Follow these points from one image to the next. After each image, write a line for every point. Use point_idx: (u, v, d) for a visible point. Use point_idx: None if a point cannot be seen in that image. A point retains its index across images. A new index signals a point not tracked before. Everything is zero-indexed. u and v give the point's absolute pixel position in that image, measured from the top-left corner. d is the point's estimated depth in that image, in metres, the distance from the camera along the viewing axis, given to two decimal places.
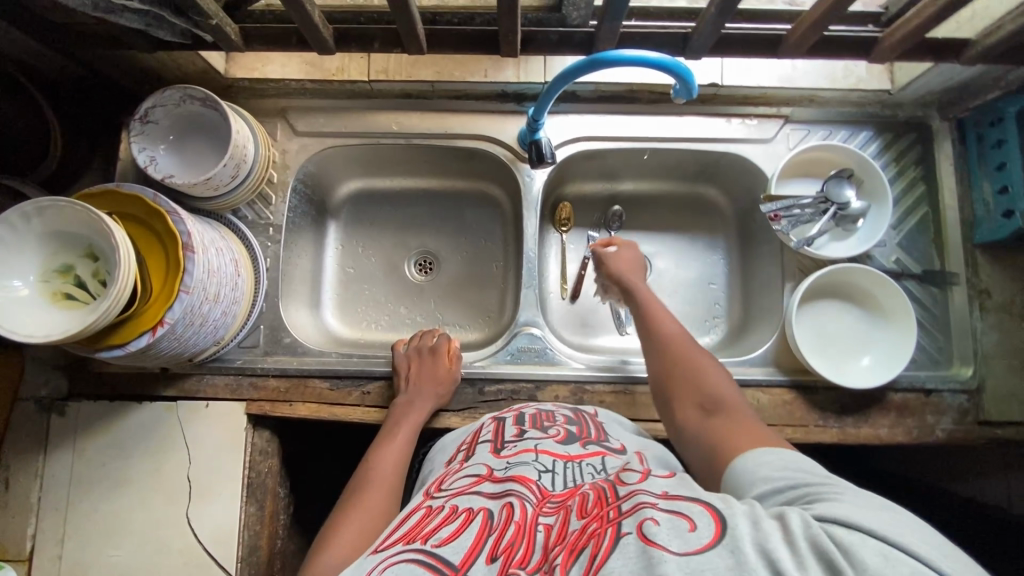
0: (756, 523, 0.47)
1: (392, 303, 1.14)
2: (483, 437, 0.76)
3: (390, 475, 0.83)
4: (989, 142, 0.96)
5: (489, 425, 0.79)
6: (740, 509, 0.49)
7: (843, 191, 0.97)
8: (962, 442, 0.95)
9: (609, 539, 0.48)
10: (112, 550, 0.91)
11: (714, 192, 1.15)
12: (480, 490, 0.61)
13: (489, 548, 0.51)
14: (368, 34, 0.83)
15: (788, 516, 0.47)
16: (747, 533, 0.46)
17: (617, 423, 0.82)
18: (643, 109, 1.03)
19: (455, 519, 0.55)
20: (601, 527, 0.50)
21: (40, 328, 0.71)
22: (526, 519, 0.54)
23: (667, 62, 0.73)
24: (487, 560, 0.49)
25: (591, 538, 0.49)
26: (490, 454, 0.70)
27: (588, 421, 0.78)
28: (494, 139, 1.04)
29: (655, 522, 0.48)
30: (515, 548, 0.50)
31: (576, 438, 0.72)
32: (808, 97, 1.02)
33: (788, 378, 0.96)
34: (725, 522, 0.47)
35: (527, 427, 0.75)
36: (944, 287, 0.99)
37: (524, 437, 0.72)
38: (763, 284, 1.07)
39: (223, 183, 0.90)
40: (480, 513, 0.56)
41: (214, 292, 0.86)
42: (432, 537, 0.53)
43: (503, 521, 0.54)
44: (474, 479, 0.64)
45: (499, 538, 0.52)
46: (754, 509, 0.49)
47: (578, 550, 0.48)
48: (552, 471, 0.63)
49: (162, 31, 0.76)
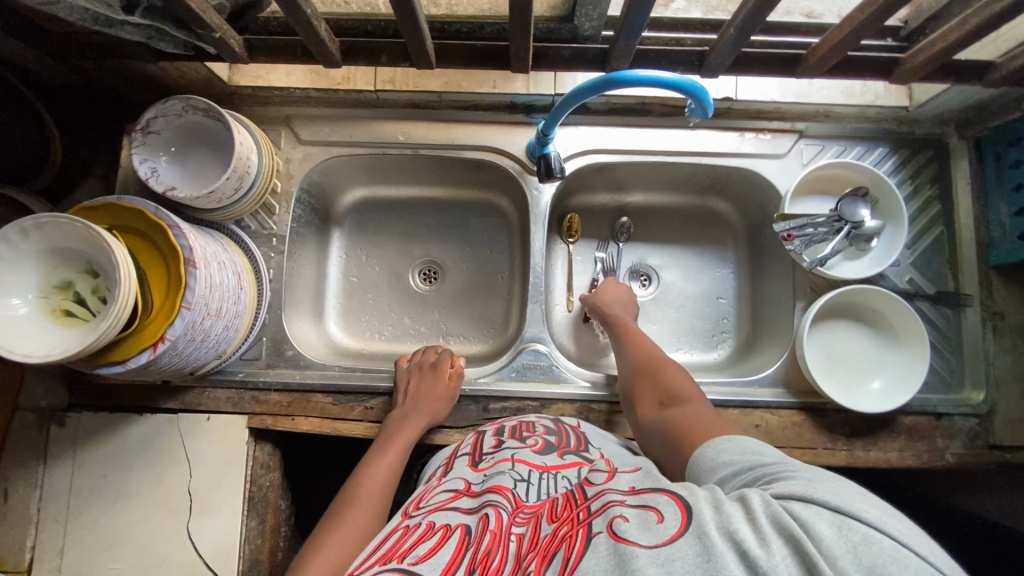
0: (718, 506, 0.48)
1: (396, 314, 1.13)
2: (462, 451, 0.76)
3: (382, 485, 0.83)
4: (1007, 162, 0.95)
5: (470, 440, 0.79)
6: (704, 495, 0.51)
7: (857, 210, 0.95)
8: (972, 467, 0.94)
9: (581, 541, 0.48)
10: (112, 563, 0.91)
11: (724, 205, 1.13)
12: (457, 506, 0.60)
13: (468, 562, 0.50)
14: (376, 48, 0.80)
15: (748, 499, 0.48)
16: (709, 516, 0.47)
17: (601, 436, 0.80)
18: (655, 122, 1.00)
19: (432, 536, 0.55)
20: (573, 529, 0.50)
21: (40, 348, 0.70)
22: (501, 526, 0.54)
23: (682, 82, 0.71)
24: (465, 573, 0.49)
25: (564, 540, 0.49)
26: (469, 468, 0.70)
27: (569, 431, 0.77)
28: (502, 151, 1.02)
29: (625, 519, 0.49)
30: (492, 558, 0.50)
31: (553, 447, 0.71)
32: (824, 112, 1.00)
33: (798, 400, 0.94)
34: (691, 512, 0.48)
35: (506, 437, 0.75)
36: (957, 309, 0.97)
37: (501, 449, 0.71)
38: (773, 301, 1.05)
39: (226, 196, 0.88)
40: (457, 530, 0.55)
41: (216, 307, 0.84)
42: (409, 555, 0.52)
43: (479, 533, 0.54)
44: (451, 495, 0.63)
45: (475, 552, 0.51)
46: (714, 492, 0.51)
47: (551, 554, 0.48)
48: (528, 480, 0.62)
49: (163, 44, 0.74)
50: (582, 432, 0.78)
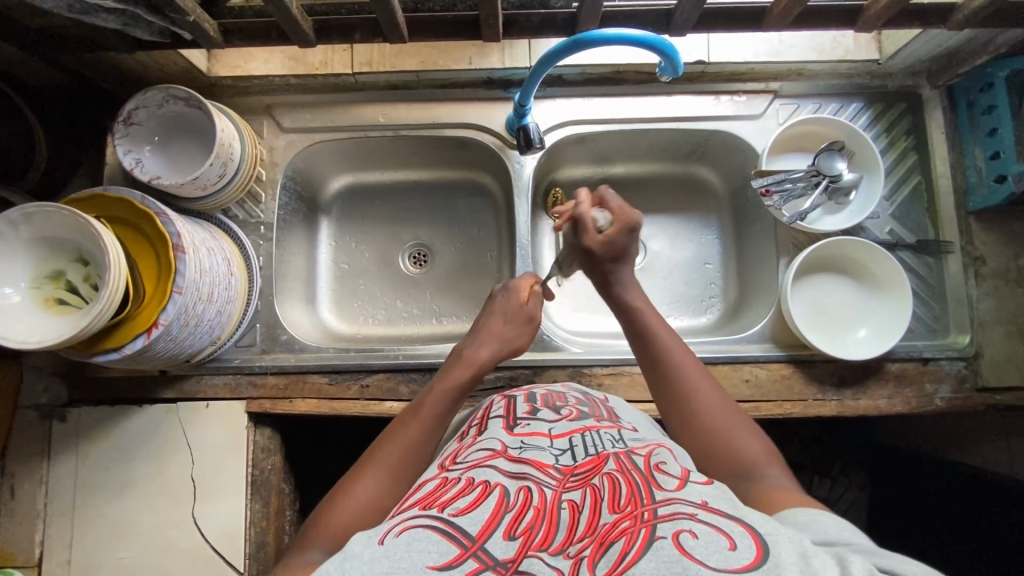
0: (802, 556, 0.43)
1: (388, 296, 1.14)
2: (494, 412, 0.71)
3: (428, 420, 0.70)
4: (979, 108, 0.96)
5: (499, 402, 0.74)
6: (787, 538, 0.45)
7: (835, 163, 0.97)
8: (962, 409, 0.95)
9: (641, 540, 0.45)
10: (122, 552, 0.92)
11: (706, 171, 1.14)
12: (498, 464, 0.58)
13: (507, 526, 0.49)
14: (349, 24, 0.82)
15: (848, 559, 0.42)
16: (790, 563, 0.42)
17: (627, 408, 0.78)
18: (630, 90, 1.02)
19: (471, 490, 0.54)
20: (635, 525, 0.47)
21: (34, 334, 0.72)
22: (545, 503, 0.52)
23: (649, 38, 0.73)
24: (505, 537, 0.48)
25: (623, 534, 0.46)
26: (503, 431, 0.65)
27: (600, 403, 0.74)
28: (482, 127, 1.03)
29: (693, 535, 0.45)
30: (535, 531, 0.49)
31: (588, 415, 0.69)
32: (797, 70, 1.01)
33: (785, 353, 0.96)
34: (767, 545, 0.44)
35: (538, 406, 0.71)
36: (938, 256, 0.99)
37: (536, 417, 0.68)
38: (758, 262, 1.06)
39: (211, 182, 0.90)
40: (496, 490, 0.53)
41: (208, 292, 0.85)
42: (449, 505, 0.52)
43: (520, 503, 0.52)
44: (489, 453, 0.60)
45: (516, 518, 0.50)
46: (800, 540, 0.45)
47: (608, 543, 0.46)
48: (569, 449, 0.60)
49: (139, 30, 0.76)
50: (611, 406, 0.75)
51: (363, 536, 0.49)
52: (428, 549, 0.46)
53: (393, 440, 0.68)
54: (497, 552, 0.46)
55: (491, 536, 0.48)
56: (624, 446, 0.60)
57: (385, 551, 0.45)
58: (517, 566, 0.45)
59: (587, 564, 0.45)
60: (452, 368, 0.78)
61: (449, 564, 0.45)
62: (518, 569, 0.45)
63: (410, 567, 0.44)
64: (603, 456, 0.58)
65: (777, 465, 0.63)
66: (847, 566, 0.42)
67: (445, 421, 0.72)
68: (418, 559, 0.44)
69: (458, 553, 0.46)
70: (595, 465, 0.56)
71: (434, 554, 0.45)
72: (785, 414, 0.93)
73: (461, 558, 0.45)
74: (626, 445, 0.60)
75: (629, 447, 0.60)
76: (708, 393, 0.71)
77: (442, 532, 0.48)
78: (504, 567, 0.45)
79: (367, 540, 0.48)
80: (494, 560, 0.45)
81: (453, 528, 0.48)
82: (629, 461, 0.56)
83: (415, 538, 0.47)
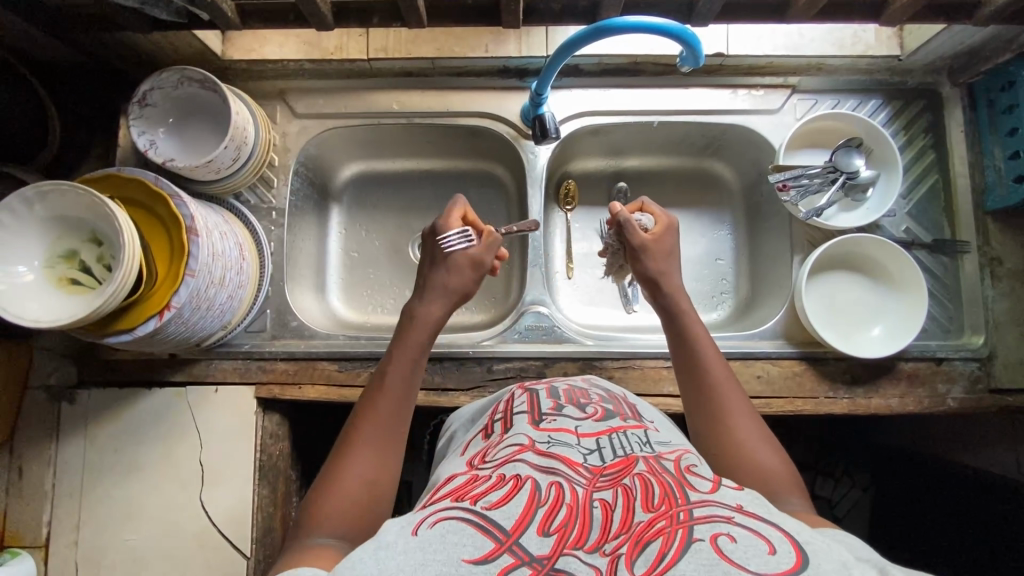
0: (843, 565, 0.43)
1: (398, 286, 1.13)
2: (517, 407, 0.70)
3: (395, 391, 0.69)
4: (1000, 107, 0.95)
5: (521, 396, 0.73)
6: (826, 547, 0.45)
7: (852, 160, 0.97)
8: (975, 410, 0.94)
9: (679, 541, 0.45)
10: (129, 535, 0.92)
11: (721, 166, 1.13)
12: (527, 458, 0.56)
13: (541, 522, 0.48)
14: (368, 9, 0.82)
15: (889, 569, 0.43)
16: (832, 571, 0.42)
17: (647, 407, 0.76)
18: (646, 82, 1.01)
19: (504, 484, 0.53)
20: (672, 526, 0.46)
21: (46, 313, 0.72)
22: (578, 499, 0.51)
23: (671, 28, 0.73)
24: (539, 532, 0.47)
25: (660, 534, 0.46)
26: (529, 425, 0.64)
27: (624, 402, 0.73)
28: (497, 117, 1.03)
29: (732, 539, 0.45)
30: (569, 529, 0.48)
31: (614, 414, 0.68)
32: (816, 65, 1.00)
33: (798, 350, 0.95)
34: (807, 554, 0.44)
35: (563, 402, 0.70)
36: (954, 256, 0.98)
37: (561, 413, 0.67)
38: (772, 258, 1.06)
39: (224, 165, 0.89)
40: (528, 483, 0.52)
41: (220, 276, 0.85)
42: (481, 498, 0.51)
43: (552, 498, 0.51)
44: (517, 447, 0.59)
45: (549, 514, 0.49)
46: (840, 551, 0.45)
47: (645, 542, 0.45)
48: (598, 449, 0.59)
49: (156, 10, 0.75)
50: (633, 403, 0.74)
51: (395, 527, 0.49)
52: (462, 542, 0.45)
53: (367, 418, 0.66)
54: (532, 548, 0.45)
55: (525, 531, 0.47)
56: (653, 451, 0.59)
57: (419, 542, 0.45)
58: (552, 564, 0.44)
59: (625, 562, 0.44)
60: (404, 330, 0.74)
61: (484, 558, 0.44)
62: (554, 566, 0.44)
63: (445, 559, 0.44)
64: (632, 457, 0.57)
65: (798, 490, 0.63)
66: None
67: (413, 384, 0.70)
68: (454, 551, 0.44)
69: (492, 547, 0.45)
70: (626, 466, 0.56)
71: (469, 547, 0.45)
72: (796, 412, 0.92)
73: (496, 553, 0.45)
74: (655, 447, 0.60)
75: (657, 451, 0.59)
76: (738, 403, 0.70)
77: (476, 526, 0.47)
78: (539, 564, 0.44)
79: (400, 530, 0.48)
80: (529, 556, 0.45)
81: (487, 522, 0.48)
82: (661, 463, 0.55)
83: (448, 531, 0.47)
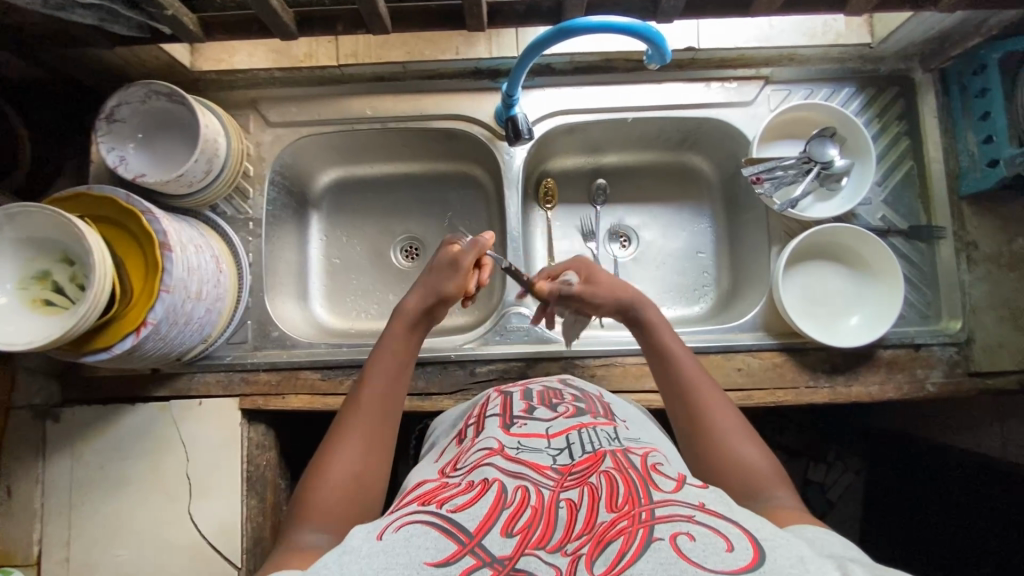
0: (799, 560, 0.43)
1: (380, 291, 1.13)
2: (490, 410, 0.70)
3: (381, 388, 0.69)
4: (972, 92, 0.94)
5: (495, 399, 0.73)
6: (785, 544, 0.45)
7: (826, 150, 0.97)
8: (955, 394, 0.95)
9: (640, 540, 0.45)
10: (120, 549, 0.92)
11: (698, 159, 1.13)
12: (496, 462, 0.57)
13: (504, 523, 0.49)
14: (331, 16, 0.81)
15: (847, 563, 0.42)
16: (787, 566, 0.42)
17: (624, 404, 0.77)
18: (620, 78, 1.00)
19: (471, 488, 0.53)
20: (633, 525, 0.47)
21: (18, 336, 0.71)
22: (543, 501, 0.51)
23: (636, 27, 0.72)
24: (503, 533, 0.48)
25: (621, 533, 0.46)
26: (500, 429, 0.65)
27: (596, 400, 0.73)
28: (472, 119, 1.03)
29: (690, 537, 0.45)
30: (532, 530, 0.48)
31: (584, 412, 0.68)
32: (787, 56, 0.99)
33: (778, 342, 0.96)
34: (763, 549, 0.44)
35: (535, 404, 0.70)
36: (931, 241, 0.98)
37: (532, 416, 0.67)
38: (751, 251, 1.06)
39: (195, 180, 0.89)
40: (494, 485, 0.53)
41: (196, 290, 0.85)
42: (448, 502, 0.52)
43: (517, 501, 0.51)
44: (486, 452, 0.60)
45: (513, 515, 0.50)
46: (799, 547, 0.45)
47: (606, 541, 0.46)
48: (567, 449, 0.60)
49: (117, 26, 0.75)
50: (608, 401, 0.75)
51: (361, 532, 0.49)
52: (424, 545, 0.46)
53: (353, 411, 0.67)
54: (494, 549, 0.46)
55: (489, 532, 0.47)
56: (620, 446, 0.60)
57: (383, 546, 0.46)
58: (513, 564, 0.44)
59: (585, 562, 0.44)
60: (387, 330, 0.75)
61: (447, 560, 0.45)
62: (515, 566, 0.44)
63: (408, 561, 0.44)
64: (600, 453, 0.58)
65: (782, 483, 0.62)
66: (844, 571, 0.42)
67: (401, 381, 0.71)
68: (416, 554, 0.45)
69: (455, 549, 0.46)
70: (594, 463, 0.56)
71: (432, 549, 0.45)
72: (776, 403, 0.93)
73: (458, 555, 0.45)
74: (623, 444, 0.60)
75: (625, 447, 0.60)
76: (722, 411, 0.69)
77: (440, 529, 0.48)
78: (500, 564, 0.44)
79: (365, 535, 0.48)
80: (491, 556, 0.45)
81: (451, 524, 0.48)
82: (629, 461, 0.56)
83: (411, 535, 0.47)
